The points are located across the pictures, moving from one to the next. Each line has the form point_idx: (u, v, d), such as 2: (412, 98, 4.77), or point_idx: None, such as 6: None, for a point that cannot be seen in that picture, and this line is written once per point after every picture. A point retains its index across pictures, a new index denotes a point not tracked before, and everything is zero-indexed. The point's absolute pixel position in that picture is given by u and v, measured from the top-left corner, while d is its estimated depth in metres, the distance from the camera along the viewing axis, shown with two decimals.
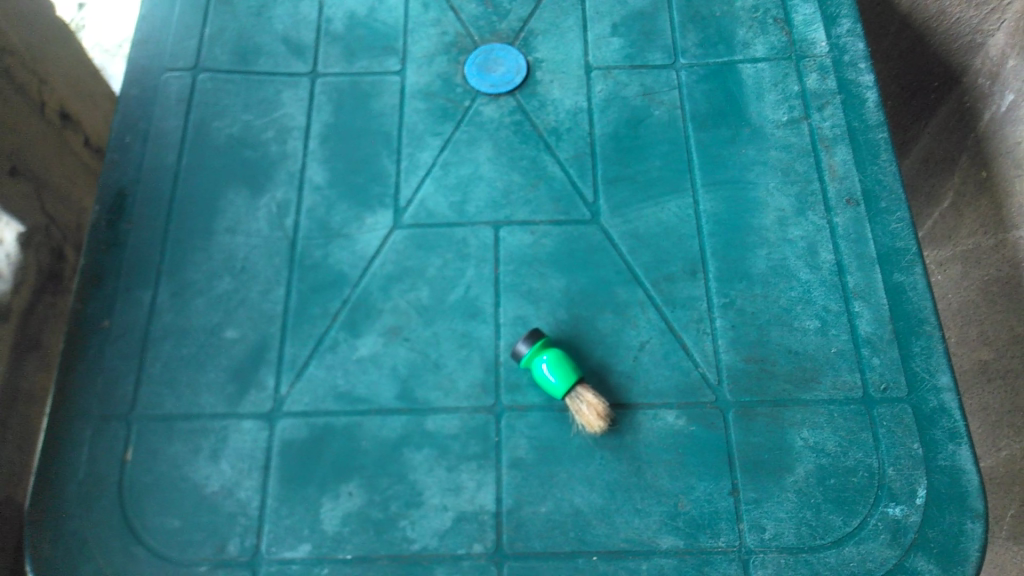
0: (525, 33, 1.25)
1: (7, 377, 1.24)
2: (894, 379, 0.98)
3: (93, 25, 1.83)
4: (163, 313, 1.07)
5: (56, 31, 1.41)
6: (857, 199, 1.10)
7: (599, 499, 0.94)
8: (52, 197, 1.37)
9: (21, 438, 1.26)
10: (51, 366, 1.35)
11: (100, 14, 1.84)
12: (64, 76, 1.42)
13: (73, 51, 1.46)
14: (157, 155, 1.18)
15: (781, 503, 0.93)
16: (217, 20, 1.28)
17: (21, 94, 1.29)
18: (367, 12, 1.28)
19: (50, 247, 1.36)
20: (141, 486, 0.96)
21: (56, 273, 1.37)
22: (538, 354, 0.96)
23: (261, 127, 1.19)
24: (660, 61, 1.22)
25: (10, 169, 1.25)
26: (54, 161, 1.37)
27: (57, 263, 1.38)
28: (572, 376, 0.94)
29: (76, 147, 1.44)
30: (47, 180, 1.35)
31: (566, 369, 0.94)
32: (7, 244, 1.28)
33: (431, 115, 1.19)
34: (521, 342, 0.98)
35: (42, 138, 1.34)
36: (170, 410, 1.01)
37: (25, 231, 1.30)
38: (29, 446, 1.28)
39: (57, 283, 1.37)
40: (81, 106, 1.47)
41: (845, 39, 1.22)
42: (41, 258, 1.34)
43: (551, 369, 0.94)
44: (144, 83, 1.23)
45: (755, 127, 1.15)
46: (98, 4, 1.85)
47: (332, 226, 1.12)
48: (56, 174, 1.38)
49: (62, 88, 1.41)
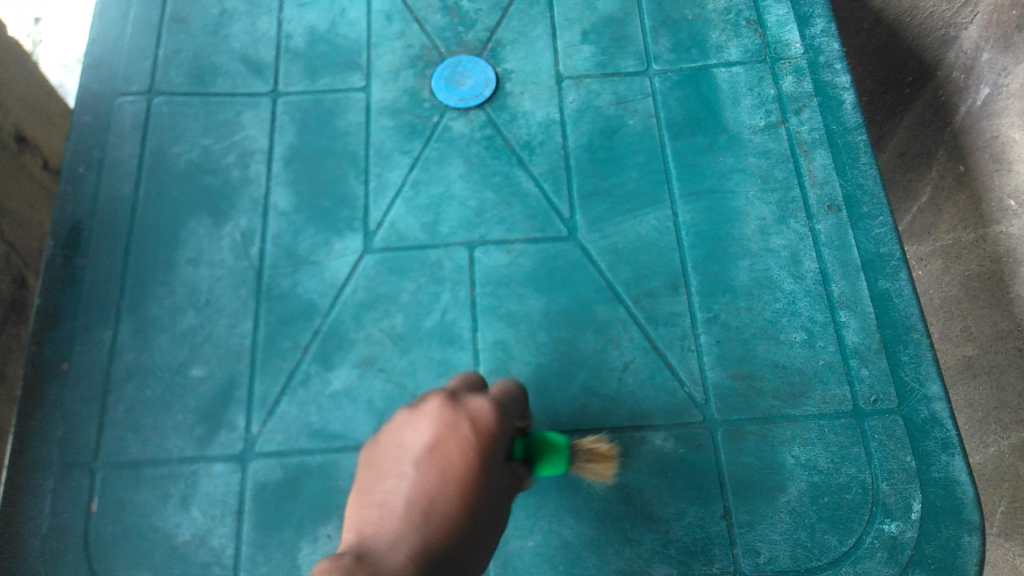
0: (492, 44, 1.21)
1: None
2: (884, 390, 0.96)
3: (49, 40, 1.73)
4: (124, 353, 1.02)
5: (6, 51, 1.33)
6: (838, 205, 1.07)
7: (587, 530, 0.91)
8: (14, 221, 1.28)
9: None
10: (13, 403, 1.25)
11: (57, 29, 1.74)
12: (17, 99, 1.33)
13: (24, 70, 1.37)
14: (113, 185, 1.12)
15: (775, 525, 0.90)
16: (171, 40, 1.23)
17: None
18: (328, 27, 1.24)
19: (13, 274, 1.27)
20: (108, 538, 0.92)
21: (21, 301, 1.29)
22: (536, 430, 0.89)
23: (221, 151, 1.15)
24: (632, 68, 1.19)
25: None
26: (13, 185, 1.29)
27: (21, 291, 1.29)
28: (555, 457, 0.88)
29: (34, 172, 1.36)
30: (7, 204, 1.26)
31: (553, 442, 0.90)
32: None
33: (399, 132, 1.15)
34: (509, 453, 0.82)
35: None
36: (136, 455, 0.96)
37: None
38: None
39: (23, 311, 1.29)
40: (36, 128, 1.38)
41: (819, 39, 1.19)
42: (6, 285, 1.24)
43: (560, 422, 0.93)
44: (97, 110, 1.18)
45: (732, 133, 1.13)
46: (53, 17, 1.75)
47: (299, 253, 1.08)
48: (16, 201, 1.29)
49: (15, 110, 1.32)
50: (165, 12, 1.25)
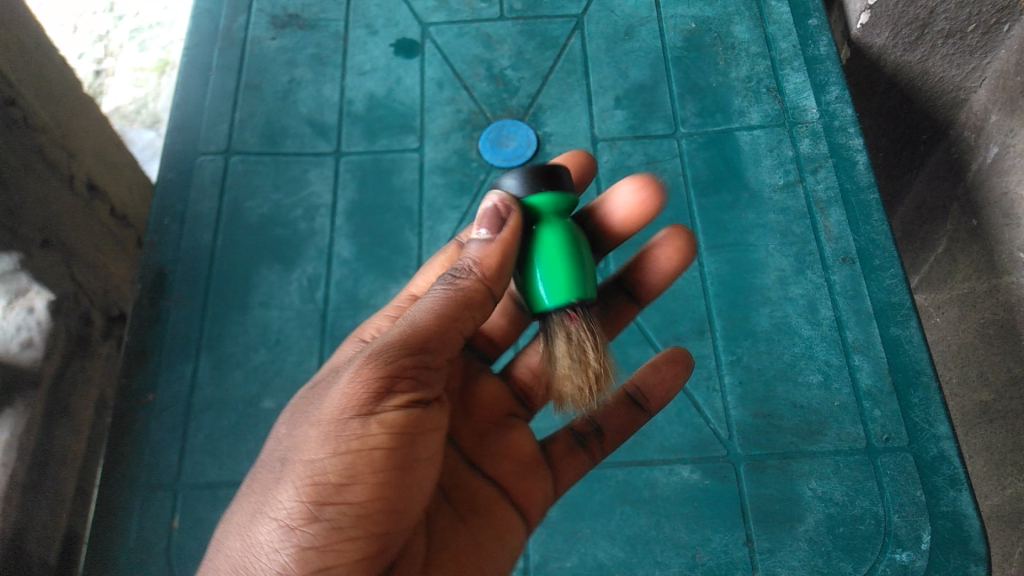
0: (533, 109, 1.34)
1: (39, 450, 1.10)
2: (895, 429, 1.04)
3: (113, 91, 1.79)
4: (204, 386, 1.14)
5: (82, 101, 1.29)
6: (852, 257, 1.17)
7: (620, 552, 1.00)
8: (83, 266, 1.24)
9: (50, 507, 1.10)
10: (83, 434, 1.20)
11: (119, 79, 1.80)
12: (93, 145, 1.30)
13: (94, 119, 1.32)
14: (193, 235, 1.26)
15: (794, 552, 0.98)
16: (245, 105, 1.37)
17: (49, 170, 1.16)
18: (385, 93, 1.37)
19: (78, 311, 1.21)
20: (188, 551, 1.04)
21: (85, 337, 1.23)
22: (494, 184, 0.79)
23: (290, 205, 1.28)
24: (661, 131, 1.30)
25: (41, 240, 1.13)
26: (84, 232, 1.25)
27: (85, 326, 1.23)
28: (549, 218, 0.77)
29: (105, 216, 1.31)
30: (77, 251, 1.22)
31: (574, 241, 0.75)
32: (35, 312, 1.12)
33: (449, 189, 1.28)
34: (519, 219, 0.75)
35: (72, 210, 1.21)
36: (213, 477, 1.08)
37: (56, 298, 1.15)
38: (59, 518, 1.12)
39: (86, 346, 1.23)
40: (106, 177, 1.33)
41: (834, 105, 1.30)
42: (69, 323, 1.19)
43: (543, 284, 0.73)
44: (180, 168, 1.32)
45: (753, 191, 1.23)
46: (116, 69, 1.81)
47: (359, 298, 1.20)
48: (87, 243, 1.26)
49: (89, 160, 1.28)
50: (240, 79, 1.40)
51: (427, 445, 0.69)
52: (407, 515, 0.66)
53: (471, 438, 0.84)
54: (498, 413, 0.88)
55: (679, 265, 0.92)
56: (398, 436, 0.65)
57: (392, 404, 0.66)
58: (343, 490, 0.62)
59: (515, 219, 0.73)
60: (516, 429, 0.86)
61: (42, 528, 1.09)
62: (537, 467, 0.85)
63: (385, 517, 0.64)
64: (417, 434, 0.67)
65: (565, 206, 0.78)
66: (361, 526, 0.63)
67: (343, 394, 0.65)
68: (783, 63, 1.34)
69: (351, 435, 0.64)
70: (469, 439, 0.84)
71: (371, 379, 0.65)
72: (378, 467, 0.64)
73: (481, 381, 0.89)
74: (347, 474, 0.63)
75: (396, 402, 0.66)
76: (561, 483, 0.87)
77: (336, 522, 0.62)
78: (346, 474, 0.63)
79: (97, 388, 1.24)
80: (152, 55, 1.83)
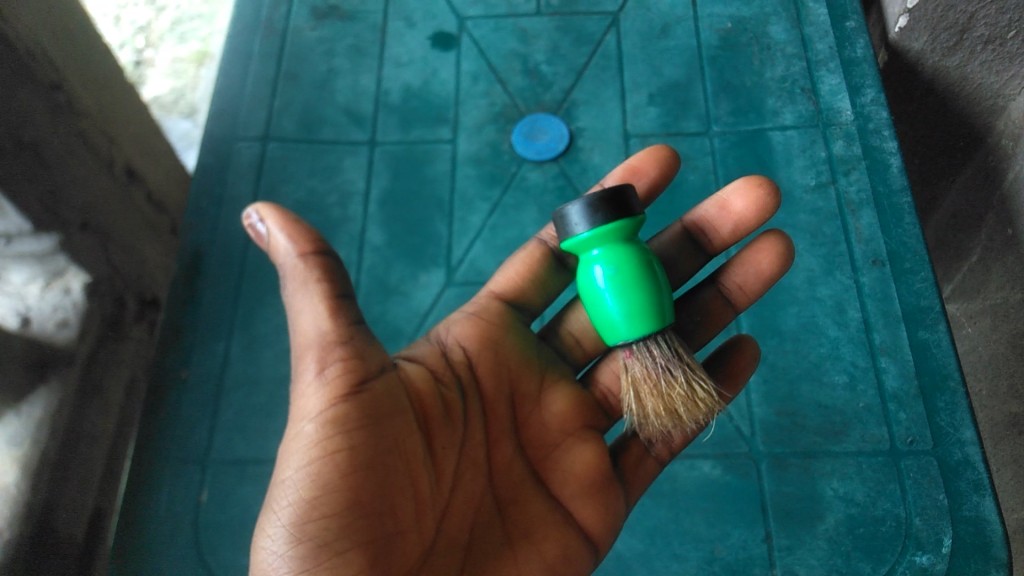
0: (567, 104, 1.35)
1: (71, 428, 1.13)
2: (919, 433, 1.03)
3: (152, 80, 1.83)
4: (235, 365, 1.17)
5: (124, 88, 1.30)
6: (882, 259, 1.16)
7: (639, 543, 1.01)
8: (120, 250, 1.26)
9: (82, 478, 1.14)
10: (115, 411, 1.24)
11: (158, 69, 1.84)
12: (131, 131, 1.30)
13: (135, 105, 1.33)
14: (229, 218, 1.29)
15: (812, 550, 0.99)
16: (284, 93, 1.40)
17: (91, 155, 1.17)
18: (421, 84, 1.39)
19: (114, 295, 1.25)
20: (214, 525, 1.07)
21: (119, 320, 1.27)
22: (558, 211, 0.84)
23: (324, 192, 1.30)
24: (694, 129, 1.31)
25: (80, 224, 1.14)
26: (122, 216, 1.26)
27: (121, 310, 1.27)
28: (617, 241, 0.82)
29: (141, 201, 1.32)
30: (115, 234, 1.24)
31: (642, 261, 0.81)
32: (71, 293, 1.17)
33: (481, 180, 1.30)
34: (583, 224, 0.81)
35: (112, 195, 1.22)
36: (241, 454, 1.11)
37: (92, 281, 1.19)
38: (89, 490, 1.16)
39: (120, 329, 1.27)
40: (144, 162, 1.34)
41: (869, 108, 1.29)
42: (105, 306, 1.23)
43: (613, 303, 0.80)
44: (218, 152, 1.35)
45: (785, 191, 1.23)
46: (156, 58, 1.85)
47: (389, 284, 1.22)
48: (123, 228, 1.26)
49: (128, 145, 1.29)
50: (280, 68, 1.42)
51: (392, 432, 0.72)
52: (392, 514, 0.69)
53: (541, 449, 0.86)
54: (575, 425, 0.88)
55: (777, 269, 0.94)
56: (353, 431, 0.69)
57: (339, 402, 0.69)
58: (318, 505, 0.65)
59: (281, 219, 0.73)
60: (587, 446, 0.86)
61: (73, 500, 1.12)
62: (607, 484, 0.85)
63: (365, 520, 0.67)
64: (374, 421, 0.70)
65: (633, 228, 0.82)
66: (345, 536, 0.65)
67: (300, 414, 0.70)
68: (820, 64, 1.34)
69: (311, 448, 0.67)
70: (535, 451, 0.86)
71: (313, 390, 0.70)
72: (343, 468, 0.67)
73: (557, 392, 0.90)
74: (316, 484, 0.66)
75: (340, 401, 0.70)
76: (628, 495, 0.88)
77: (322, 539, 0.64)
78: (319, 481, 0.66)
79: (130, 369, 1.28)
80: (191, 45, 1.87)
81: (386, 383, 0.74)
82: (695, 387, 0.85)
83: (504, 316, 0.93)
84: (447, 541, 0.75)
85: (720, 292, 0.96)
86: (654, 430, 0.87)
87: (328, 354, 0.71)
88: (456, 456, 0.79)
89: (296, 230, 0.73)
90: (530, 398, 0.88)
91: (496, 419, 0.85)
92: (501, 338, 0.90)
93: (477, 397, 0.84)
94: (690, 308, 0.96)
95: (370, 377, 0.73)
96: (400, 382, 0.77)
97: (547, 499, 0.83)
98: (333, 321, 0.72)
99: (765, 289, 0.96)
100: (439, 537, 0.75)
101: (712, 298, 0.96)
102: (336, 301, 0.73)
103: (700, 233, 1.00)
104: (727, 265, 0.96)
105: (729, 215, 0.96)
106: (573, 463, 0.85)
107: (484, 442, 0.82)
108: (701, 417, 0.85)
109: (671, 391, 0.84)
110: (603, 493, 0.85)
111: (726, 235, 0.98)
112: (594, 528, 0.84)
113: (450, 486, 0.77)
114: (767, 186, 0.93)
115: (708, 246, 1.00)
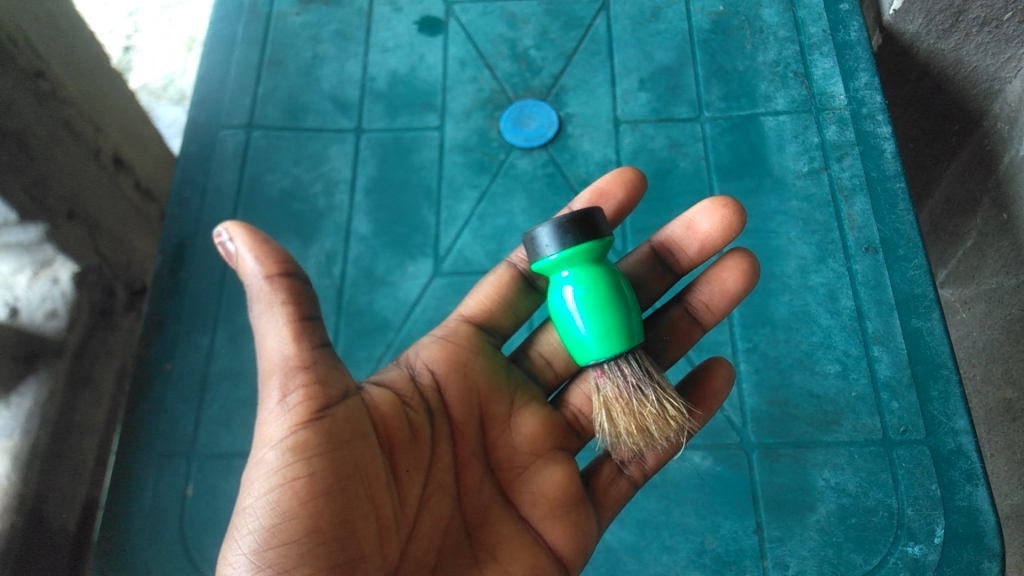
0: (556, 89, 1.33)
1: (60, 420, 1.12)
2: (913, 422, 1.02)
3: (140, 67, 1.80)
4: (220, 357, 1.15)
5: (110, 75, 1.27)
6: (875, 246, 1.14)
7: (628, 535, 1.00)
8: (107, 239, 1.23)
9: (71, 471, 1.13)
10: (104, 402, 1.22)
11: (147, 55, 1.81)
12: (118, 118, 1.28)
13: (122, 92, 1.31)
14: (213, 207, 1.27)
15: (803, 542, 0.98)
16: (269, 79, 1.37)
17: (78, 143, 1.15)
18: (408, 70, 1.37)
19: (103, 285, 1.23)
20: (200, 520, 1.05)
21: (107, 310, 1.25)
22: (528, 233, 0.83)
23: (309, 180, 1.28)
24: (685, 114, 1.28)
25: (66, 213, 1.12)
26: (110, 205, 1.23)
27: (109, 300, 1.25)
28: (587, 261, 0.81)
29: (129, 190, 1.30)
30: (102, 223, 1.22)
31: (612, 282, 0.80)
32: (60, 284, 1.15)
33: (468, 168, 1.27)
34: (553, 245, 0.80)
35: (99, 184, 1.20)
36: (228, 447, 1.09)
37: (80, 271, 1.17)
38: (80, 483, 1.14)
39: (109, 319, 1.25)
40: (132, 150, 1.32)
41: (863, 92, 1.26)
42: (93, 296, 1.21)
43: (584, 322, 0.79)
44: (202, 140, 1.33)
45: (777, 177, 1.22)
46: (145, 44, 1.82)
47: (376, 274, 1.20)
48: (111, 216, 1.24)
49: (115, 133, 1.26)
50: (264, 53, 1.40)
51: (355, 457, 0.71)
52: (355, 540, 0.68)
53: (511, 471, 0.84)
54: (544, 446, 0.86)
55: (743, 287, 0.93)
56: (314, 458, 0.67)
57: (300, 428, 0.68)
58: (277, 533, 0.64)
59: (251, 240, 0.72)
60: (557, 467, 0.85)
61: (62, 492, 1.11)
62: (578, 505, 0.84)
63: (325, 547, 0.66)
64: (336, 447, 0.69)
65: (602, 248, 0.81)
66: (304, 563, 0.64)
67: (263, 440, 0.69)
68: (813, 48, 1.31)
69: (271, 475, 0.66)
70: (505, 473, 0.84)
71: (275, 416, 0.69)
72: (303, 495, 0.66)
73: (527, 413, 0.88)
74: (275, 512, 0.65)
75: (302, 427, 0.68)
76: (601, 516, 0.86)
77: (281, 566, 0.63)
78: (277, 508, 0.65)
79: (117, 361, 1.26)
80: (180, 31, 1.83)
81: (350, 408, 0.73)
82: (667, 405, 0.83)
83: (474, 339, 0.91)
84: (413, 566, 0.74)
85: (687, 310, 0.94)
86: (627, 447, 0.85)
87: (291, 379, 0.70)
88: (422, 478, 0.78)
89: (265, 252, 0.72)
90: (501, 418, 0.87)
91: (464, 442, 0.83)
92: (469, 360, 0.88)
93: (445, 418, 0.83)
94: (659, 327, 0.94)
95: (334, 401, 0.71)
96: (365, 405, 0.75)
97: (517, 521, 0.82)
98: (298, 345, 0.71)
99: (732, 308, 0.95)
100: (403, 562, 0.73)
101: (680, 318, 0.94)
102: (302, 323, 0.72)
103: (667, 253, 0.98)
104: (694, 283, 0.94)
105: (696, 235, 0.95)
106: (543, 485, 0.83)
107: (451, 464, 0.81)
108: (674, 434, 0.83)
109: (643, 408, 0.82)
110: (574, 514, 0.83)
111: (693, 254, 0.96)
112: (564, 551, 0.82)
113: (416, 510, 0.76)
114: (732, 206, 0.92)
115: (676, 267, 0.98)
